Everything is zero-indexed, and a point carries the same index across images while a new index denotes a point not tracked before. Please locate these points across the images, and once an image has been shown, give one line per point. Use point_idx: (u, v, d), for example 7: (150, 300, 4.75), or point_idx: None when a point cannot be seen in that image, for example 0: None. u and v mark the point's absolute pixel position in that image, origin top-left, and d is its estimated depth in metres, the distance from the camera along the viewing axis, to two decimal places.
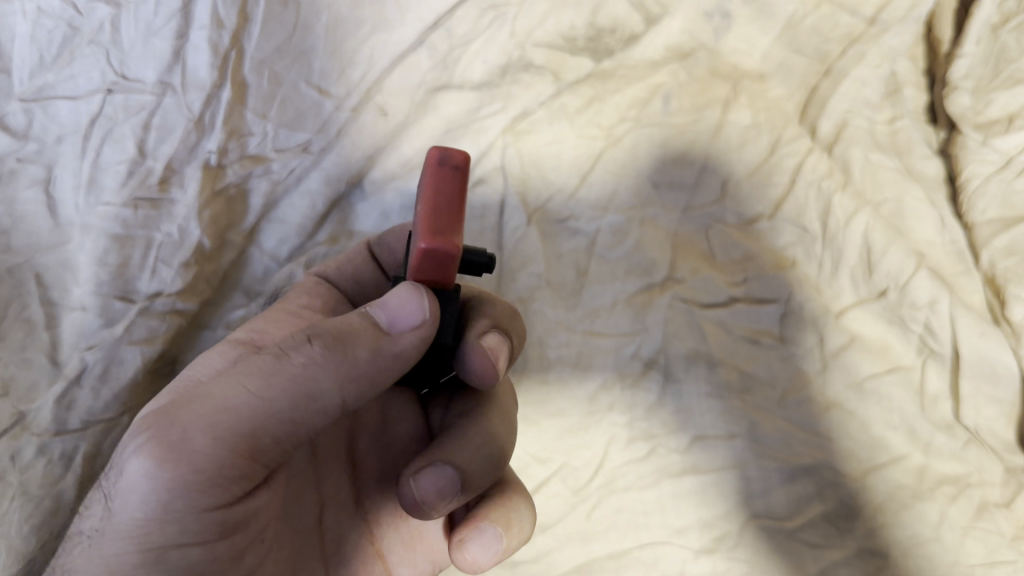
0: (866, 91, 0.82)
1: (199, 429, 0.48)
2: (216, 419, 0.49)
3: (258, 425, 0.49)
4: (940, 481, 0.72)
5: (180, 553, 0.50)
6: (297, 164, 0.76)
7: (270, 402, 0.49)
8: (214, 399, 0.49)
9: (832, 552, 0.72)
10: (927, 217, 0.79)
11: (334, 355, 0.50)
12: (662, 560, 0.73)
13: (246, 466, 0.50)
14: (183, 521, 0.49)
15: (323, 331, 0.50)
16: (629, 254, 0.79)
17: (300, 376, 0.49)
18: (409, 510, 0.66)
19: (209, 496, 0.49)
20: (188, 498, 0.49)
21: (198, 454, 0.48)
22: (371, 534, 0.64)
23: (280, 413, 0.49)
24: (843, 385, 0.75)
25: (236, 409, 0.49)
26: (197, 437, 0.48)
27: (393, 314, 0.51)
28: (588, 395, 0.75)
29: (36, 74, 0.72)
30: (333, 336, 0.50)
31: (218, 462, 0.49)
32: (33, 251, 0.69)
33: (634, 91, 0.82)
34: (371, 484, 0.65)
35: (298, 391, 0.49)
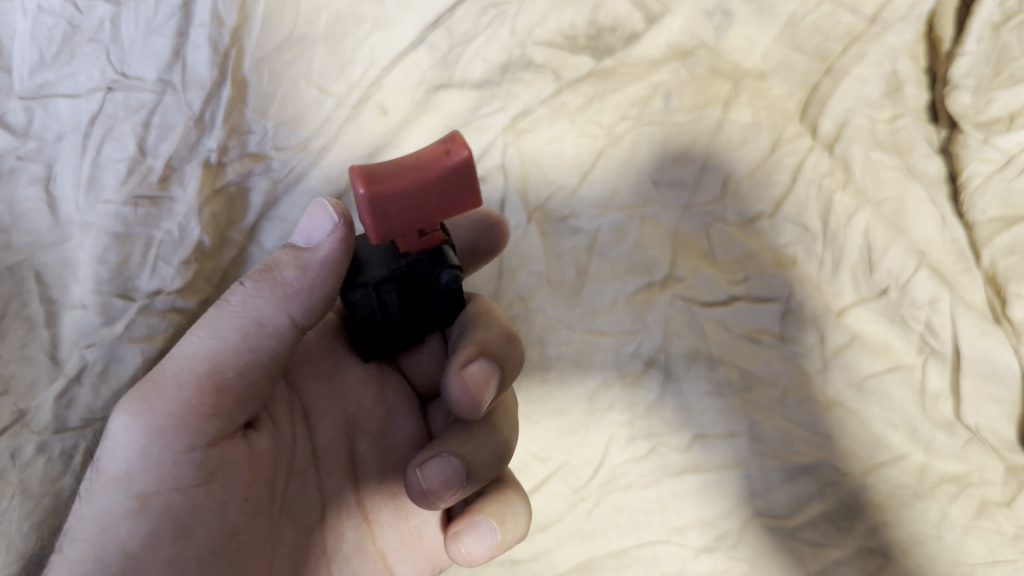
0: (867, 90, 0.82)
1: (163, 375, 0.54)
2: (176, 364, 0.54)
3: (214, 361, 0.54)
4: (941, 480, 0.72)
5: (160, 494, 0.52)
6: (297, 162, 0.76)
7: (220, 338, 0.54)
8: (176, 356, 0.55)
9: (834, 551, 0.71)
10: (929, 216, 0.79)
11: (274, 288, 0.55)
12: (663, 558, 0.71)
13: (216, 404, 0.53)
14: (157, 459, 0.52)
15: (250, 274, 0.57)
16: (629, 253, 0.79)
17: (242, 310, 0.55)
18: (409, 510, 0.65)
19: (185, 433, 0.52)
20: (154, 436, 0.52)
21: (165, 393, 0.53)
22: (374, 535, 0.63)
23: (234, 347, 0.54)
24: (844, 384, 0.75)
25: (192, 353, 0.54)
26: (160, 381, 0.54)
27: (306, 228, 0.56)
28: (588, 394, 0.75)
29: (36, 72, 0.72)
30: (262, 272, 0.56)
31: (185, 399, 0.53)
32: (34, 249, 0.69)
33: (634, 90, 0.83)
34: (371, 487, 0.64)
35: (241, 320, 0.54)
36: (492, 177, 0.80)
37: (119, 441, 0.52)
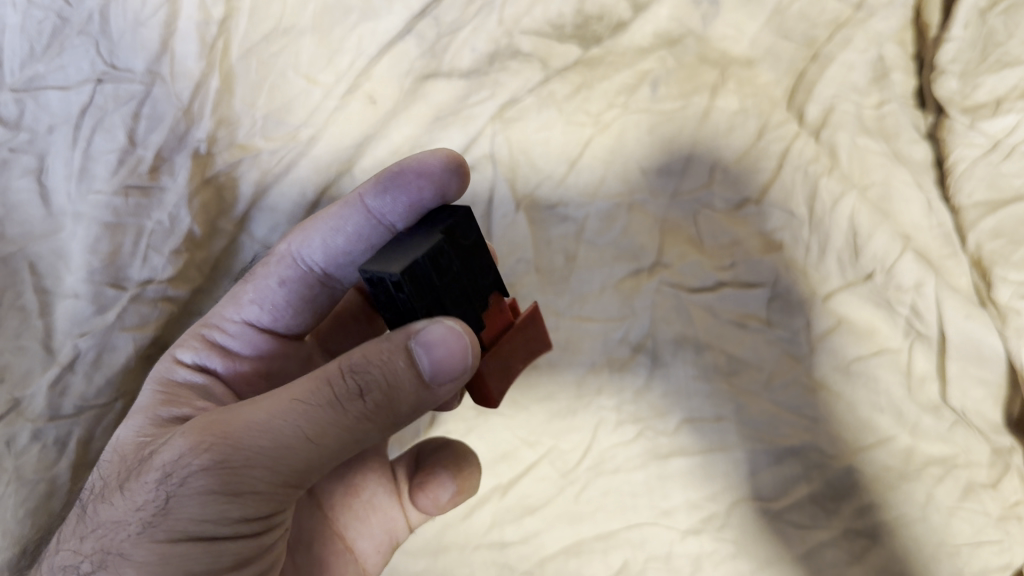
0: (853, 76, 0.82)
1: (260, 453, 0.47)
2: (269, 448, 0.47)
3: (325, 456, 0.48)
4: (927, 462, 0.72)
5: (225, 547, 0.50)
6: (286, 152, 0.77)
7: (324, 443, 0.47)
8: (257, 428, 0.47)
9: (820, 532, 0.71)
10: (914, 201, 0.78)
11: (373, 408, 0.47)
12: (650, 540, 0.72)
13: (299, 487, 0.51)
14: (237, 524, 0.49)
15: (371, 386, 0.46)
16: (617, 240, 0.80)
17: (352, 424, 0.47)
18: (356, 488, 0.67)
19: (266, 509, 0.50)
20: (241, 509, 0.48)
21: (263, 479, 0.48)
22: (335, 520, 0.65)
23: (331, 452, 0.48)
24: (830, 366, 0.75)
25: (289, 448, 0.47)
26: (262, 459, 0.47)
27: (438, 364, 0.45)
28: (575, 379, 0.77)
29: (27, 65, 0.73)
30: (384, 389, 0.46)
31: (279, 490, 0.49)
32: (27, 240, 0.71)
33: (622, 77, 0.83)
34: (318, 471, 0.66)
35: (350, 435, 0.48)
36: (481, 166, 0.81)
37: (207, 506, 0.47)
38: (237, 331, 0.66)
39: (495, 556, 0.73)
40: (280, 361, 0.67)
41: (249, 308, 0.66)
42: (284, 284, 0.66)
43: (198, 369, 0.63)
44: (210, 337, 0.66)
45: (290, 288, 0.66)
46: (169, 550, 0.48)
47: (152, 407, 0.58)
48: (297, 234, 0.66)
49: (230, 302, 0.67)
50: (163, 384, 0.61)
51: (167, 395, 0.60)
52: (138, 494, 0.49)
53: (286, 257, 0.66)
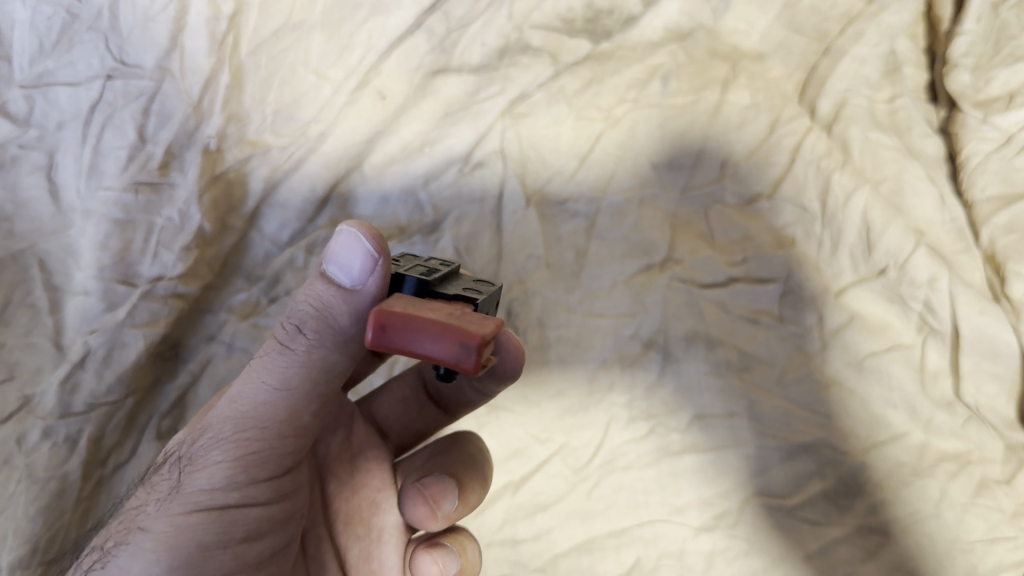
0: (865, 70, 0.82)
1: (244, 415, 0.51)
2: (251, 408, 0.51)
3: (302, 400, 0.51)
4: (940, 458, 0.71)
5: (241, 513, 0.53)
6: (296, 148, 0.77)
7: (289, 385, 0.50)
8: (237, 396, 0.52)
9: (832, 529, 0.71)
10: (927, 195, 0.78)
11: (322, 341, 0.49)
12: (662, 537, 0.71)
13: (295, 440, 0.53)
14: (242, 485, 0.52)
15: (305, 316, 0.49)
16: (628, 235, 0.80)
17: (310, 360, 0.49)
18: (370, 556, 0.66)
19: (265, 465, 0.53)
20: (240, 471, 0.52)
21: (246, 432, 0.51)
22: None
23: (306, 395, 0.51)
24: (843, 362, 0.74)
25: (261, 398, 0.51)
26: (248, 421, 0.51)
27: (351, 270, 0.47)
28: (587, 375, 0.76)
29: (36, 61, 0.73)
30: (317, 318, 0.48)
31: (271, 442, 0.52)
32: (37, 236, 0.71)
33: (632, 72, 0.83)
34: (339, 526, 0.65)
35: (310, 369, 0.50)
36: (491, 162, 0.80)
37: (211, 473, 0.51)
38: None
39: (508, 553, 0.73)
40: None
41: None
42: None
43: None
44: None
45: None
46: (183, 522, 0.51)
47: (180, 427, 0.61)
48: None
49: None
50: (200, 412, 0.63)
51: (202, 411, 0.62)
52: (157, 481, 0.54)
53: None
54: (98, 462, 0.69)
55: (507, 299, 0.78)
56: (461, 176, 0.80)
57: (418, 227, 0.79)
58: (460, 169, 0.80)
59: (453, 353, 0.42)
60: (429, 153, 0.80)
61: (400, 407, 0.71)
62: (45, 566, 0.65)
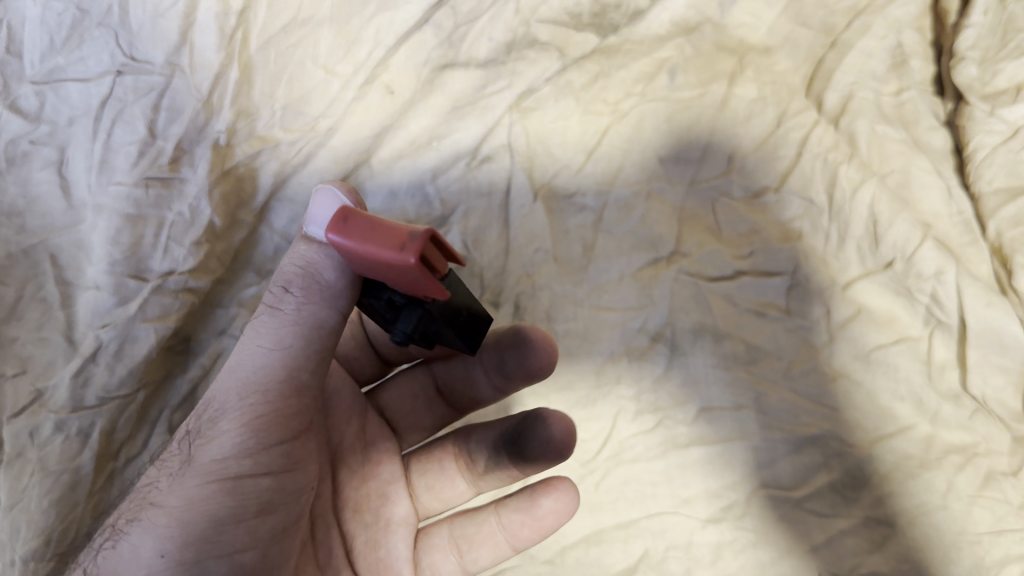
0: (872, 63, 0.82)
1: (246, 379, 0.53)
2: (252, 371, 0.53)
3: (300, 359, 0.53)
4: (947, 450, 0.71)
5: (254, 482, 0.53)
6: (305, 143, 0.78)
7: (287, 345, 0.52)
8: (238, 363, 0.53)
9: (840, 521, 0.71)
10: (934, 188, 0.78)
11: (308, 299, 0.52)
12: (670, 529, 0.72)
13: (299, 404, 0.54)
14: (253, 453, 0.53)
15: (291, 275, 0.53)
16: (635, 229, 0.80)
17: (300, 317, 0.53)
18: (377, 541, 0.67)
19: (273, 429, 0.53)
20: (251, 437, 0.52)
21: (251, 394, 0.52)
22: (352, 566, 0.65)
23: (304, 351, 0.53)
24: (850, 355, 0.75)
25: (260, 360, 0.53)
26: (251, 384, 0.52)
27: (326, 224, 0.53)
28: (595, 368, 0.76)
29: (47, 57, 0.74)
30: (301, 275, 0.53)
31: (275, 404, 0.53)
32: (48, 232, 0.72)
33: (640, 66, 0.83)
34: (348, 514, 0.65)
35: (303, 325, 0.53)
36: (498, 156, 0.81)
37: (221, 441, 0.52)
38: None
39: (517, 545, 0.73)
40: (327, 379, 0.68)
41: None
42: None
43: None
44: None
45: None
46: (197, 492, 0.51)
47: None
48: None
49: None
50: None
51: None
52: (167, 461, 0.54)
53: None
54: (110, 456, 0.70)
55: (514, 292, 0.79)
56: (469, 170, 0.81)
57: (426, 221, 0.80)
58: (467, 164, 0.81)
59: (393, 249, 0.46)
60: (437, 147, 0.81)
61: (409, 400, 0.73)
62: (59, 558, 0.67)
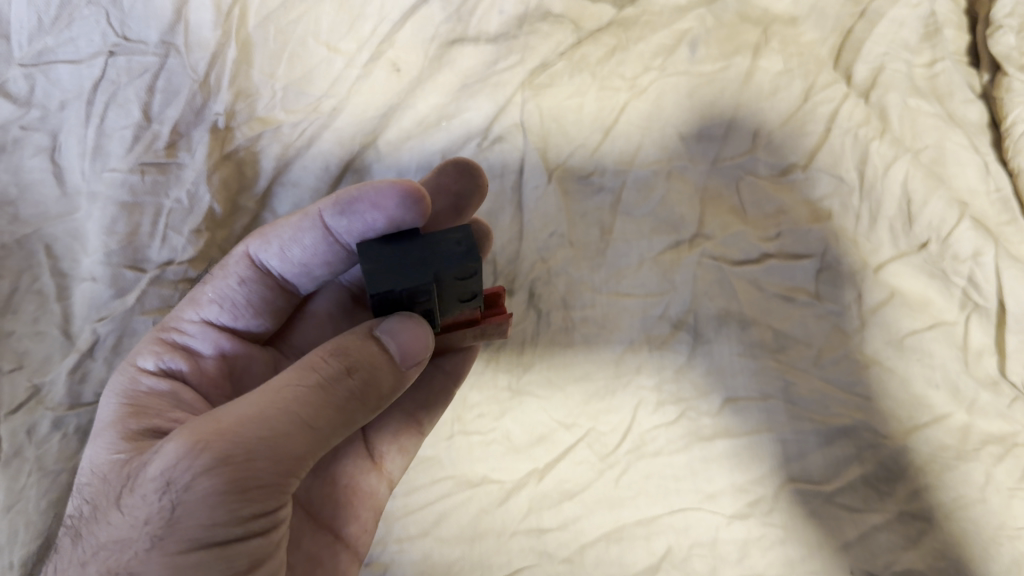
0: (903, 33, 0.79)
1: (257, 445, 0.43)
2: (266, 438, 0.44)
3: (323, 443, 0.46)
4: (986, 441, 0.67)
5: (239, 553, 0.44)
6: (308, 125, 0.75)
7: (314, 427, 0.45)
8: (249, 422, 0.44)
9: (871, 515, 0.65)
10: (969, 164, 0.75)
11: (357, 395, 0.47)
12: (693, 526, 0.66)
13: (286, 486, 0.45)
14: (246, 523, 0.44)
15: (353, 364, 0.47)
16: (656, 210, 0.76)
17: (344, 406, 0.46)
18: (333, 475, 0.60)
19: (264, 505, 0.44)
20: (251, 505, 0.44)
21: (258, 464, 0.43)
22: (314, 516, 0.59)
23: (325, 438, 0.46)
24: (883, 342, 0.70)
25: (284, 430, 0.44)
26: (262, 452, 0.43)
27: (403, 345, 0.49)
28: (614, 358, 0.72)
29: (36, 38, 0.72)
30: (367, 367, 0.47)
31: (277, 481, 0.44)
32: (42, 221, 0.69)
33: (659, 39, 0.81)
34: None
35: (342, 416, 0.46)
36: (510, 135, 0.78)
37: (216, 508, 0.42)
38: (197, 331, 0.61)
39: (533, 543, 0.66)
40: (244, 360, 0.62)
41: (207, 305, 0.62)
42: (244, 285, 0.62)
43: (162, 372, 0.58)
44: (168, 340, 0.60)
45: (249, 288, 0.62)
46: (181, 560, 0.43)
47: (119, 421, 0.52)
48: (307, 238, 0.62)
49: (189, 303, 0.63)
50: (128, 397, 0.55)
51: (137, 407, 0.54)
52: (133, 510, 0.44)
53: (317, 221, 0.60)
54: None
55: (529, 279, 0.75)
56: (480, 151, 0.77)
57: None
58: (479, 144, 0.77)
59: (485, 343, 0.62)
60: (446, 127, 0.77)
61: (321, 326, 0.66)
62: None
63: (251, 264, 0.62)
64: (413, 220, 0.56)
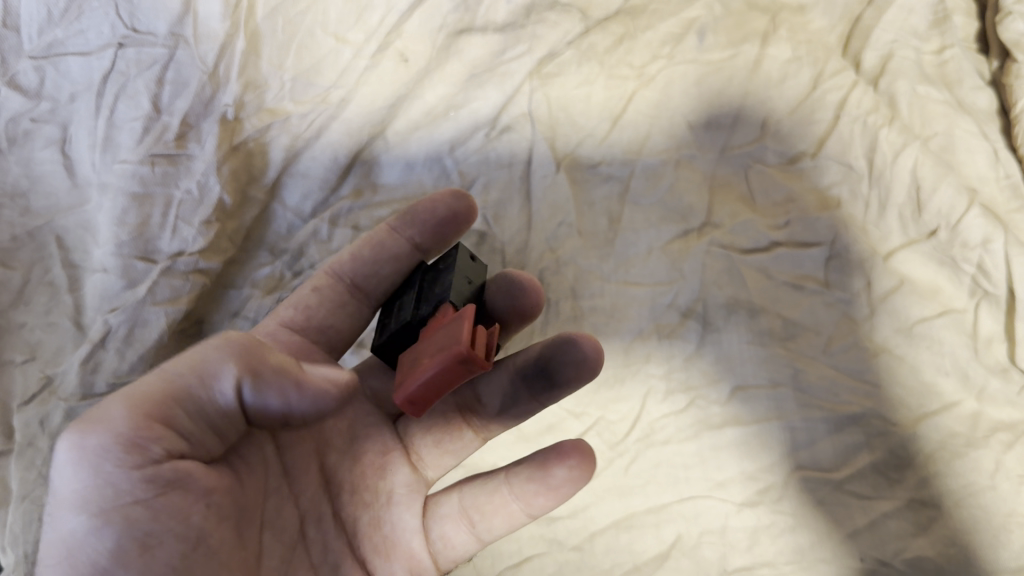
0: (912, 20, 0.79)
1: (121, 401, 0.47)
2: (121, 398, 0.47)
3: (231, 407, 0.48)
4: (995, 428, 0.66)
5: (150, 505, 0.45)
6: (317, 116, 0.76)
7: (167, 378, 0.48)
8: (129, 390, 0.48)
9: (882, 503, 0.66)
10: (979, 151, 0.74)
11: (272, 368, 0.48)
12: (702, 514, 0.67)
13: (172, 425, 0.47)
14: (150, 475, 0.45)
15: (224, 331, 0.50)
16: (664, 199, 0.76)
17: (206, 353, 0.48)
18: (382, 519, 0.57)
19: (144, 441, 0.45)
20: (140, 451, 0.45)
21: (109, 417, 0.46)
22: (353, 552, 0.56)
23: (206, 379, 0.47)
24: (892, 329, 0.70)
25: (136, 392, 0.47)
26: (126, 403, 0.47)
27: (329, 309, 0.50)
28: (623, 347, 0.72)
29: (45, 31, 0.72)
30: (296, 362, 0.50)
31: (138, 423, 0.46)
32: (53, 213, 0.70)
33: (667, 27, 0.80)
34: (342, 497, 0.56)
35: (199, 361, 0.48)
36: (519, 125, 0.78)
37: (93, 456, 0.45)
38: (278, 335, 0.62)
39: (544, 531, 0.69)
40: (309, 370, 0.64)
41: (282, 309, 0.65)
42: (315, 290, 0.65)
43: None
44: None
45: (320, 292, 0.65)
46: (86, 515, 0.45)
47: None
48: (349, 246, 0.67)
49: (266, 315, 0.65)
50: None
51: None
52: None
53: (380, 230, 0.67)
54: None
55: (538, 267, 0.75)
56: (488, 141, 0.78)
57: None
58: (486, 135, 0.78)
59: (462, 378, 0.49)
60: (455, 117, 0.78)
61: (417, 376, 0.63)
62: None
63: (326, 274, 0.66)
64: (467, 208, 0.67)
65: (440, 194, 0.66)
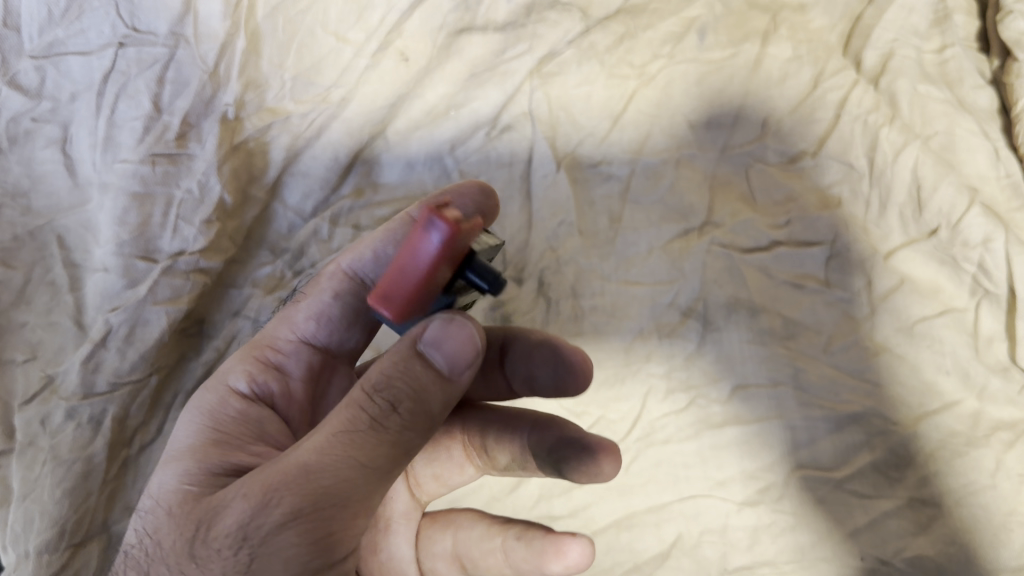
0: (914, 19, 0.78)
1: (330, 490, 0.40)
2: (340, 477, 0.40)
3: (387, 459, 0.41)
4: (996, 427, 0.66)
5: None
6: (317, 115, 0.76)
7: (332, 468, 0.40)
8: (328, 463, 0.40)
9: (882, 502, 0.66)
10: (980, 150, 0.74)
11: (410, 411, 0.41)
12: (703, 513, 0.68)
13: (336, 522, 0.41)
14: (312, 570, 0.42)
15: (456, 361, 0.41)
16: (664, 198, 0.76)
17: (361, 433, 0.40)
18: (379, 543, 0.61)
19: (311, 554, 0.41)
20: (315, 558, 0.41)
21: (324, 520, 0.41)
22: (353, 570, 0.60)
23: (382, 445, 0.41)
24: (892, 328, 0.70)
25: (345, 474, 0.40)
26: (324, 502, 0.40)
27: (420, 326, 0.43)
28: (623, 345, 0.72)
29: (46, 30, 0.71)
30: (411, 397, 0.40)
31: (327, 525, 0.41)
32: (55, 213, 0.71)
33: (668, 26, 0.80)
34: None
35: (342, 451, 0.40)
36: (519, 124, 0.78)
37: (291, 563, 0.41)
38: (292, 351, 0.59)
39: None
40: (324, 385, 0.60)
41: (301, 322, 0.60)
42: (337, 299, 0.60)
43: (252, 397, 0.55)
44: (265, 362, 0.58)
45: (344, 303, 0.60)
46: None
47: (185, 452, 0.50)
48: (357, 252, 0.61)
49: (283, 321, 0.61)
50: (210, 419, 0.53)
51: (217, 435, 0.51)
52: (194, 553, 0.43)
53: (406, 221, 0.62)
54: (123, 443, 0.68)
55: (538, 267, 0.75)
56: (489, 140, 0.78)
57: None
58: (487, 134, 0.78)
59: (426, 242, 0.37)
60: (455, 117, 0.78)
61: None
62: (74, 549, 0.64)
63: (348, 279, 0.61)
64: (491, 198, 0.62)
65: (466, 186, 0.62)
